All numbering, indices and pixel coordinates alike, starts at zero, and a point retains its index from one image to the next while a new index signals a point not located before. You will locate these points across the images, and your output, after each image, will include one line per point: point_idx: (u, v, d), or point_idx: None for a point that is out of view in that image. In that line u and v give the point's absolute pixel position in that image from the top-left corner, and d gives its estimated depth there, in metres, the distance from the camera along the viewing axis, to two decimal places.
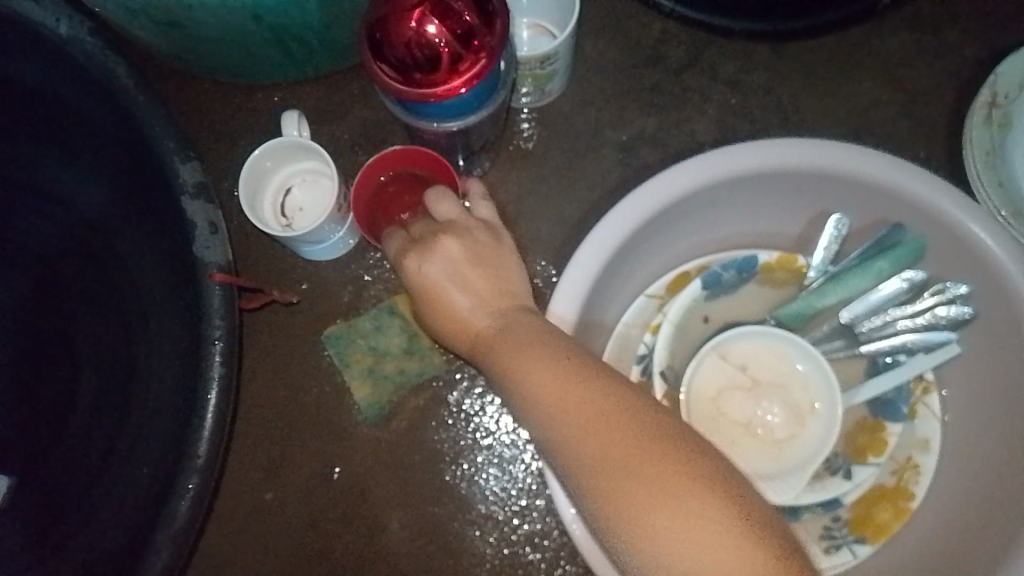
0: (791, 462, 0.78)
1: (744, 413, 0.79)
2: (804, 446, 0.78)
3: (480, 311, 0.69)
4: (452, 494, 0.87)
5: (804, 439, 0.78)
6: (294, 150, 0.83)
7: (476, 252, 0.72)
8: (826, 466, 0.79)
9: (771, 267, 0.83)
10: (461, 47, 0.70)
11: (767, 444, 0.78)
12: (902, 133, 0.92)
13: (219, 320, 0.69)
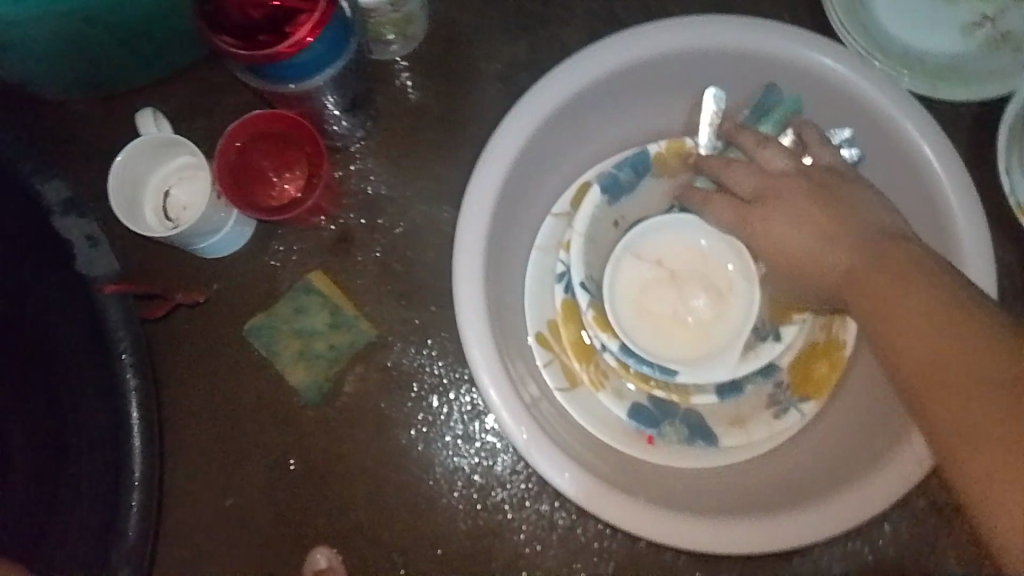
0: (723, 342, 0.82)
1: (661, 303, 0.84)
2: (730, 324, 0.83)
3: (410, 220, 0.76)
4: (411, 452, 0.87)
5: (729, 319, 0.83)
6: (160, 148, 0.81)
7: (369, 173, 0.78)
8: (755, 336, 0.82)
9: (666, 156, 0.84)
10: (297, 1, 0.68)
11: (693, 328, 0.83)
12: (765, 4, 0.94)
13: (123, 334, 0.68)
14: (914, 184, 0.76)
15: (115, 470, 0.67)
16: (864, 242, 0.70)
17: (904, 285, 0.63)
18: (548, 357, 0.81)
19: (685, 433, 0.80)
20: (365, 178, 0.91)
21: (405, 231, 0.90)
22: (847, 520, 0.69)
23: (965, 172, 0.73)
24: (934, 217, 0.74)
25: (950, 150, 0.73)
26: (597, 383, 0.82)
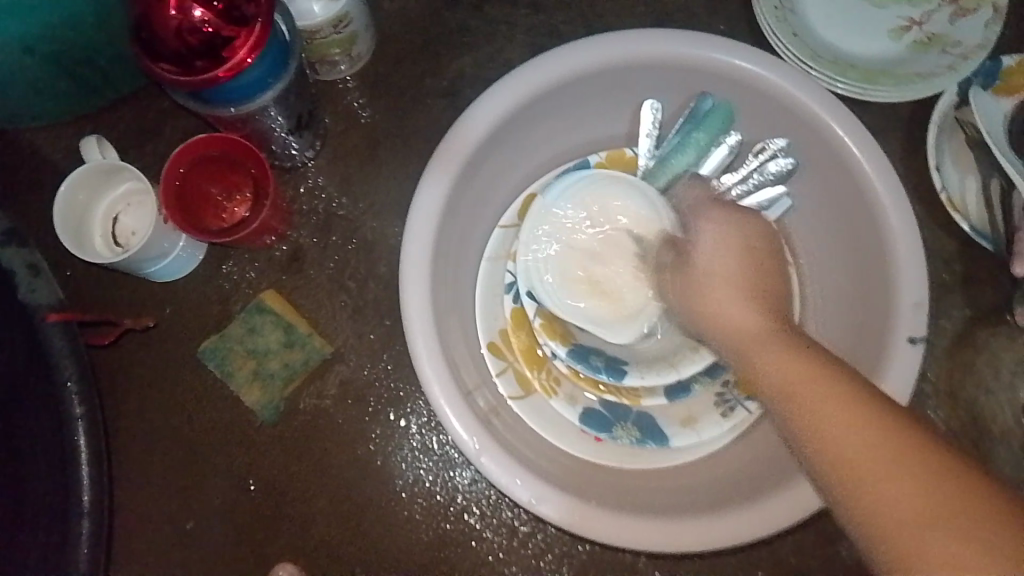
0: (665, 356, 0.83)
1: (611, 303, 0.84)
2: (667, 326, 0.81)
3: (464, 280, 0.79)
4: (370, 466, 0.88)
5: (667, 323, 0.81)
6: (106, 175, 0.81)
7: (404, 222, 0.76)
8: None
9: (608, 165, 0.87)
10: (233, 25, 0.69)
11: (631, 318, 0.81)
12: (700, 14, 0.96)
13: (67, 362, 0.68)
14: (846, 181, 0.78)
15: (63, 499, 0.67)
16: (791, 326, 0.65)
17: (849, 395, 0.53)
18: (501, 366, 0.83)
19: (637, 435, 0.81)
20: (316, 196, 0.92)
21: (357, 247, 0.91)
22: (788, 518, 0.70)
23: (888, 166, 0.75)
24: (867, 211, 0.77)
25: (877, 151, 0.76)
26: (549, 390, 0.83)
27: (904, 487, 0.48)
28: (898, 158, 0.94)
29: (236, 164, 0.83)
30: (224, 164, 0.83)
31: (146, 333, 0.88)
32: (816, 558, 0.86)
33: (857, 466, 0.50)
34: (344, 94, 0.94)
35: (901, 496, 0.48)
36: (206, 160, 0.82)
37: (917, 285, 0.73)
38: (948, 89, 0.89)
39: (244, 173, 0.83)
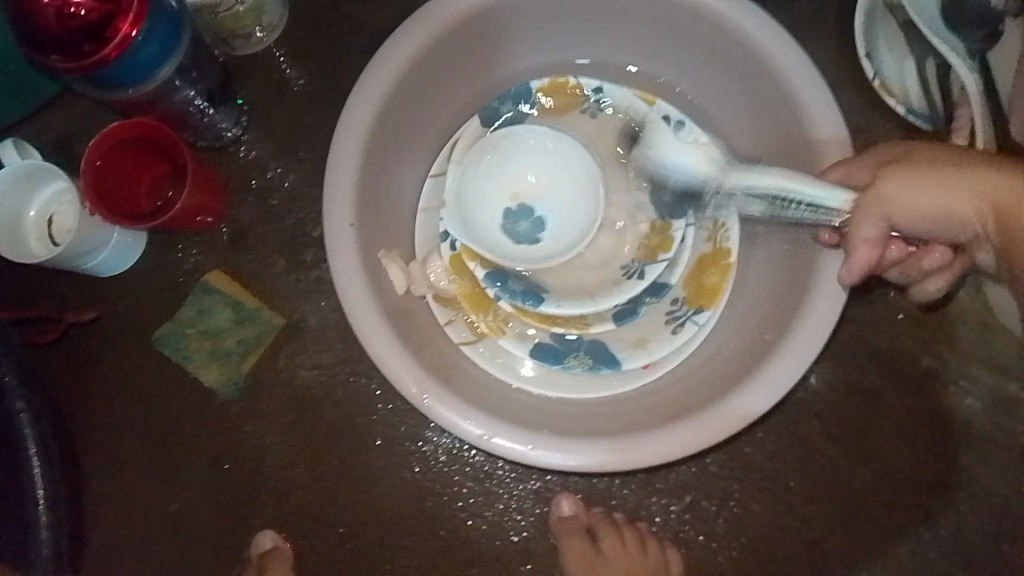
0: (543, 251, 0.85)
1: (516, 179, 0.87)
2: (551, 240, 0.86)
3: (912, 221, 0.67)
4: (340, 428, 0.89)
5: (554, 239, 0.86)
6: (29, 176, 0.82)
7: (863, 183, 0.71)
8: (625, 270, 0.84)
9: (551, 92, 0.87)
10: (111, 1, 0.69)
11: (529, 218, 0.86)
12: None
13: (5, 362, 0.69)
14: (764, 75, 0.77)
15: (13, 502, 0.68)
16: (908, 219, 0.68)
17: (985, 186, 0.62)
18: (449, 315, 0.83)
19: (589, 363, 0.82)
20: (252, 171, 0.92)
21: (297, 217, 0.91)
22: (733, 425, 0.72)
23: (804, 57, 0.74)
24: (788, 106, 0.76)
25: (792, 43, 0.75)
26: (498, 331, 0.83)
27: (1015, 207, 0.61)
28: (833, 52, 0.91)
29: (151, 149, 0.83)
30: (140, 151, 0.83)
31: (103, 328, 0.89)
32: (781, 459, 0.88)
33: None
34: (267, 65, 0.93)
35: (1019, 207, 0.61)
36: (122, 150, 0.82)
37: None
38: None
39: (162, 156, 0.84)
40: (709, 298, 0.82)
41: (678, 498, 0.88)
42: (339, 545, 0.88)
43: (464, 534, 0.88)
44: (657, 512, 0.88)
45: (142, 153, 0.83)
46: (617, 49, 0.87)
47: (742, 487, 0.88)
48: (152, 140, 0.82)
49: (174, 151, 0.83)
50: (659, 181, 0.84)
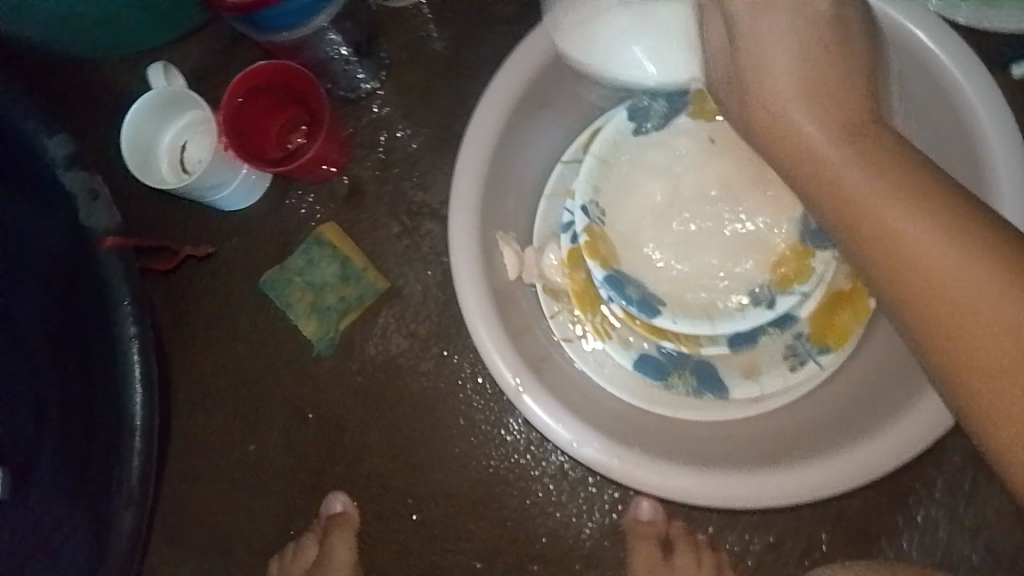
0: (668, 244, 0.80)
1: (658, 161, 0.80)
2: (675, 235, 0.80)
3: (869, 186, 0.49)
4: (424, 399, 0.88)
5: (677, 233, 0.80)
6: (167, 104, 0.82)
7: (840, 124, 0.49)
8: (751, 297, 0.79)
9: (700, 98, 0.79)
10: None
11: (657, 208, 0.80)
12: None
13: (122, 283, 0.70)
14: (946, 113, 0.70)
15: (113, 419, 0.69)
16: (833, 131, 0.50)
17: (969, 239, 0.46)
18: (555, 306, 0.80)
19: (693, 383, 0.78)
20: (378, 128, 0.90)
21: (416, 182, 0.90)
22: (840, 480, 0.66)
23: (1001, 102, 0.67)
24: (967, 149, 0.69)
25: (991, 82, 0.67)
26: (602, 333, 0.80)
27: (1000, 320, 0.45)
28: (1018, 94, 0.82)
29: (286, 93, 0.82)
30: (274, 94, 0.82)
31: (210, 265, 0.90)
32: (878, 516, 0.82)
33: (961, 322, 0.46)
34: (408, 23, 0.90)
35: (976, 268, 0.46)
36: (258, 93, 0.81)
37: None
38: None
39: (296, 99, 0.83)
40: (836, 339, 0.76)
41: (760, 536, 0.84)
42: (405, 512, 0.87)
43: (531, 529, 0.86)
44: (734, 544, 0.84)
45: (278, 97, 0.83)
46: None
47: (829, 538, 0.83)
48: (286, 86, 0.81)
49: (309, 97, 0.82)
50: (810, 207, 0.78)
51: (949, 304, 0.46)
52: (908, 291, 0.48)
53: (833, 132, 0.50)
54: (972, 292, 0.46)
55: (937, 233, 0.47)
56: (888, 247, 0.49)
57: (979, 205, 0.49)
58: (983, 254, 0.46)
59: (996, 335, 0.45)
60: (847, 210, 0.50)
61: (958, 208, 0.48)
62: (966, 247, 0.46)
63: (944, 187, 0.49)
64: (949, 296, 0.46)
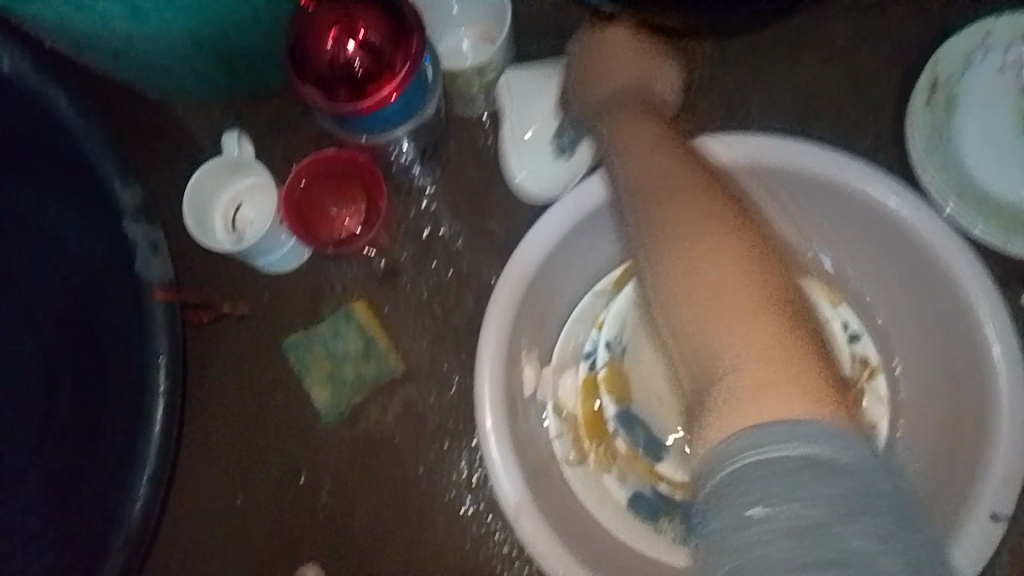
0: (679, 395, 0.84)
1: None
2: None
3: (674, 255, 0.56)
4: (416, 485, 0.90)
5: None
6: (235, 168, 0.88)
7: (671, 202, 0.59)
8: None
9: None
10: (377, 62, 0.70)
11: None
12: (848, 119, 0.93)
13: (163, 337, 0.73)
14: (960, 335, 0.74)
15: (126, 474, 0.73)
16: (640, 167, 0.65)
17: (747, 302, 0.52)
18: (562, 428, 0.84)
19: (682, 531, 0.80)
20: (426, 220, 0.94)
21: (451, 277, 0.93)
22: None
23: (1012, 340, 0.71)
24: (975, 373, 0.73)
25: (1005, 320, 0.72)
26: (602, 464, 0.83)
27: (758, 353, 0.50)
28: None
29: (351, 179, 0.87)
30: (341, 178, 0.87)
31: (240, 317, 0.93)
32: None
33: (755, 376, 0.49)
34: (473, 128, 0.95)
35: (744, 337, 0.50)
36: (326, 174, 0.87)
37: (1015, 462, 0.69)
38: None
39: (359, 186, 0.88)
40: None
41: None
42: None
43: None
44: None
45: (344, 182, 0.88)
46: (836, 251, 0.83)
47: None
48: (352, 173, 0.87)
49: (369, 186, 0.86)
50: None
51: (690, 313, 0.53)
52: (686, 280, 0.54)
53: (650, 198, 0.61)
54: (730, 347, 0.50)
55: (695, 255, 0.55)
56: (691, 263, 0.55)
57: (775, 279, 0.55)
58: (740, 312, 0.51)
59: (769, 375, 0.49)
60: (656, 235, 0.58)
61: (751, 260, 0.54)
62: (769, 341, 0.50)
63: (742, 247, 0.55)
64: (718, 348, 0.51)
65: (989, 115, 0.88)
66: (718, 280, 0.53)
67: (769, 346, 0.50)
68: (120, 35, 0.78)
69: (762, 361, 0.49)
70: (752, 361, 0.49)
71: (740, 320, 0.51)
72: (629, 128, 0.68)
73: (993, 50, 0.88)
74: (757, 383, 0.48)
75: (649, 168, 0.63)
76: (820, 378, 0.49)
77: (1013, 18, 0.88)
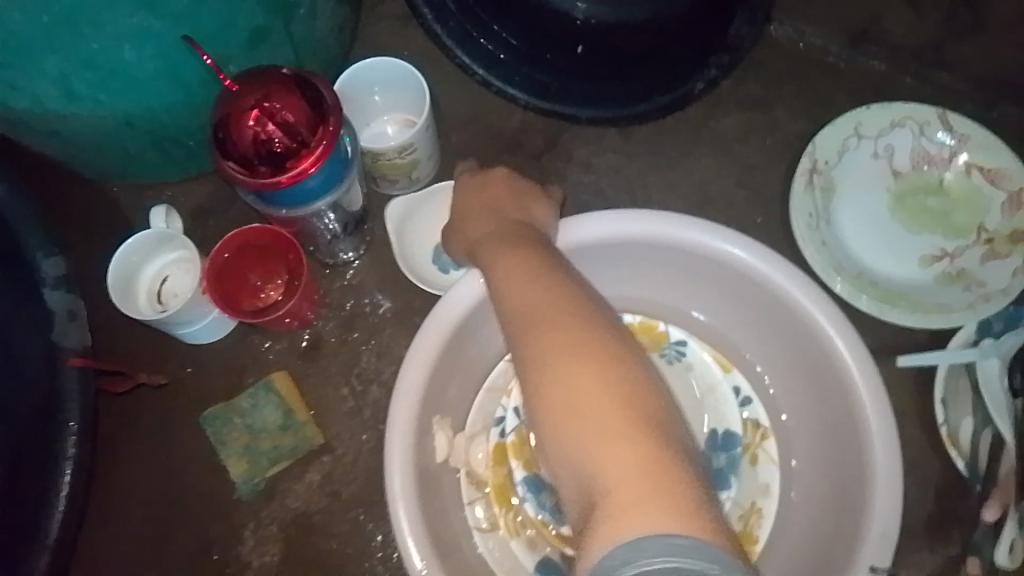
0: None
1: None
2: None
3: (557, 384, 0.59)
4: (331, 559, 0.90)
5: None
6: (160, 241, 0.90)
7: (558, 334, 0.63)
8: None
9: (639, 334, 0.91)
10: (295, 140, 0.76)
11: None
12: (739, 201, 1.02)
13: (75, 405, 0.75)
14: (840, 395, 0.80)
15: (26, 544, 0.73)
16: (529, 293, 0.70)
17: (625, 427, 0.55)
18: (474, 495, 0.86)
19: None
20: (349, 294, 0.99)
21: (372, 349, 0.97)
22: None
23: (886, 400, 0.77)
24: (854, 430, 0.79)
25: (878, 380, 0.78)
26: (512, 530, 0.85)
27: (633, 477, 0.52)
28: (911, 380, 0.93)
29: (273, 253, 0.91)
30: (263, 253, 0.91)
31: (161, 390, 0.94)
32: None
33: (626, 498, 0.51)
34: None
35: (623, 460, 0.53)
36: (249, 249, 0.90)
37: (891, 518, 0.74)
38: (966, 327, 0.90)
39: (280, 260, 0.91)
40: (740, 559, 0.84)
41: None
42: None
43: None
44: None
45: (266, 256, 0.91)
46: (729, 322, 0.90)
47: None
48: (274, 248, 0.90)
49: (290, 259, 0.90)
50: (713, 449, 0.87)
51: (571, 445, 0.56)
52: (557, 413, 0.58)
53: (534, 332, 0.64)
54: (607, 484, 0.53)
55: (572, 386, 0.58)
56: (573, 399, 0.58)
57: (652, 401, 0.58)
58: (622, 439, 0.54)
59: (643, 489, 0.51)
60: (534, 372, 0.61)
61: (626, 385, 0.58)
62: (640, 455, 0.53)
63: (622, 374, 0.59)
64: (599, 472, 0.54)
65: (861, 198, 0.97)
66: (592, 408, 0.56)
67: (641, 464, 0.53)
68: (51, 116, 0.82)
69: (635, 481, 0.52)
70: (622, 485, 0.52)
71: (620, 440, 0.54)
72: (505, 256, 0.73)
73: (864, 138, 0.96)
74: (625, 506, 0.51)
75: (530, 301, 0.67)
76: (686, 501, 0.51)
77: (882, 108, 0.96)
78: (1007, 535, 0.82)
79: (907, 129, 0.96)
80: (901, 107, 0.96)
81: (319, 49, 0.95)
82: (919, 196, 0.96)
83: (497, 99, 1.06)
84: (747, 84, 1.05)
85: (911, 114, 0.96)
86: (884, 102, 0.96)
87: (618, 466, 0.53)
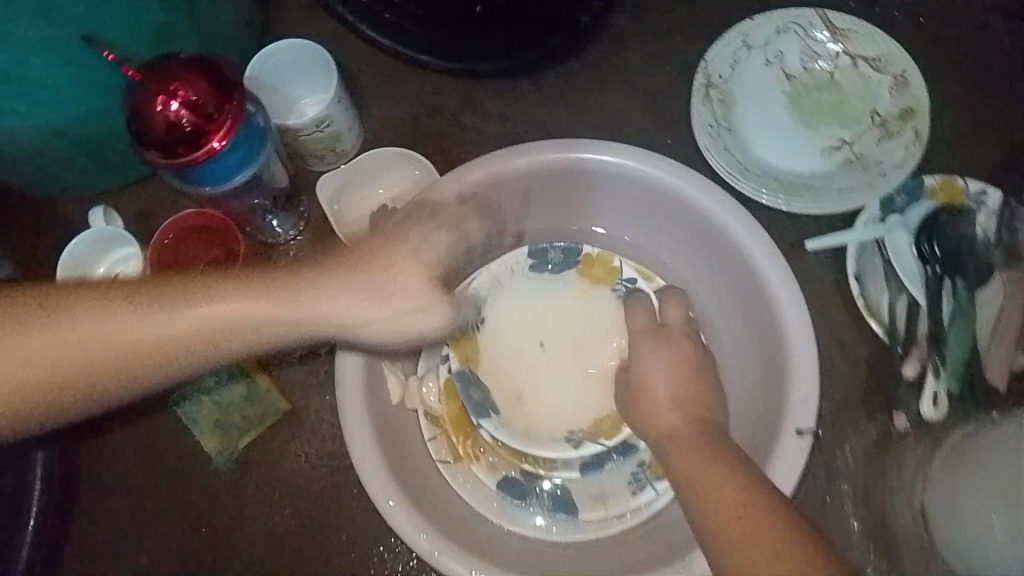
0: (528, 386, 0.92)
1: (526, 311, 0.95)
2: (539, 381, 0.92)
3: (696, 502, 0.69)
4: (311, 517, 0.95)
5: (543, 378, 0.92)
6: (103, 241, 0.95)
7: (688, 445, 0.76)
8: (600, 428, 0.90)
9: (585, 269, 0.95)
10: (200, 116, 0.81)
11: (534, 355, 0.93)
12: (650, 127, 1.07)
13: None
14: (750, 279, 0.86)
15: None
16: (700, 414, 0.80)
17: (758, 512, 0.63)
18: (434, 432, 0.91)
19: (549, 506, 0.88)
20: (293, 268, 1.03)
21: None
22: None
23: (789, 273, 0.83)
24: (767, 308, 0.84)
25: (780, 257, 0.84)
26: (471, 456, 0.90)
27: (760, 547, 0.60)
28: (833, 264, 0.97)
29: (215, 236, 0.97)
30: (206, 237, 0.97)
31: None
32: None
33: (741, 535, 0.62)
34: None
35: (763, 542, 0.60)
36: (192, 234, 0.96)
37: (807, 377, 0.79)
38: (870, 203, 0.94)
39: (222, 243, 0.97)
40: None
41: None
42: None
43: None
44: None
45: (210, 241, 0.97)
46: (640, 231, 0.96)
47: None
48: (215, 230, 0.96)
49: (229, 239, 0.95)
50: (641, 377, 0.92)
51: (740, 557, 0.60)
52: (726, 536, 0.63)
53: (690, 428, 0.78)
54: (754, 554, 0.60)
55: (725, 510, 0.65)
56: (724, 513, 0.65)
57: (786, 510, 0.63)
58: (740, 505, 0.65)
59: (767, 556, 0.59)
60: (686, 484, 0.71)
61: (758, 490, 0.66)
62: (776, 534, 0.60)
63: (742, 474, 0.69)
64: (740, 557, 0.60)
65: (761, 102, 1.01)
66: (735, 504, 0.65)
67: (769, 539, 0.60)
68: None
69: (752, 533, 0.61)
70: (740, 521, 0.63)
71: (757, 507, 0.64)
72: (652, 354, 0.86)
73: (754, 49, 1.03)
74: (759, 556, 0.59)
75: (658, 379, 0.84)
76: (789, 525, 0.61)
77: (766, 19, 1.03)
78: (929, 389, 0.90)
79: (792, 35, 1.03)
80: (782, 16, 1.03)
81: (227, 40, 0.99)
82: (814, 93, 1.02)
83: (409, 66, 1.11)
84: (642, 17, 1.11)
85: (793, 20, 1.03)
86: (766, 13, 1.03)
87: (747, 517, 0.63)
